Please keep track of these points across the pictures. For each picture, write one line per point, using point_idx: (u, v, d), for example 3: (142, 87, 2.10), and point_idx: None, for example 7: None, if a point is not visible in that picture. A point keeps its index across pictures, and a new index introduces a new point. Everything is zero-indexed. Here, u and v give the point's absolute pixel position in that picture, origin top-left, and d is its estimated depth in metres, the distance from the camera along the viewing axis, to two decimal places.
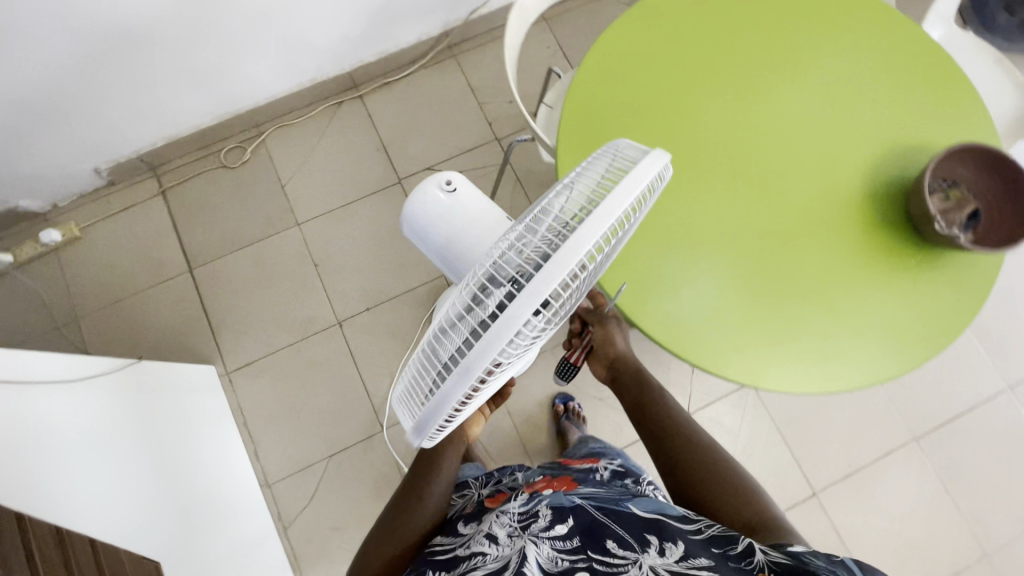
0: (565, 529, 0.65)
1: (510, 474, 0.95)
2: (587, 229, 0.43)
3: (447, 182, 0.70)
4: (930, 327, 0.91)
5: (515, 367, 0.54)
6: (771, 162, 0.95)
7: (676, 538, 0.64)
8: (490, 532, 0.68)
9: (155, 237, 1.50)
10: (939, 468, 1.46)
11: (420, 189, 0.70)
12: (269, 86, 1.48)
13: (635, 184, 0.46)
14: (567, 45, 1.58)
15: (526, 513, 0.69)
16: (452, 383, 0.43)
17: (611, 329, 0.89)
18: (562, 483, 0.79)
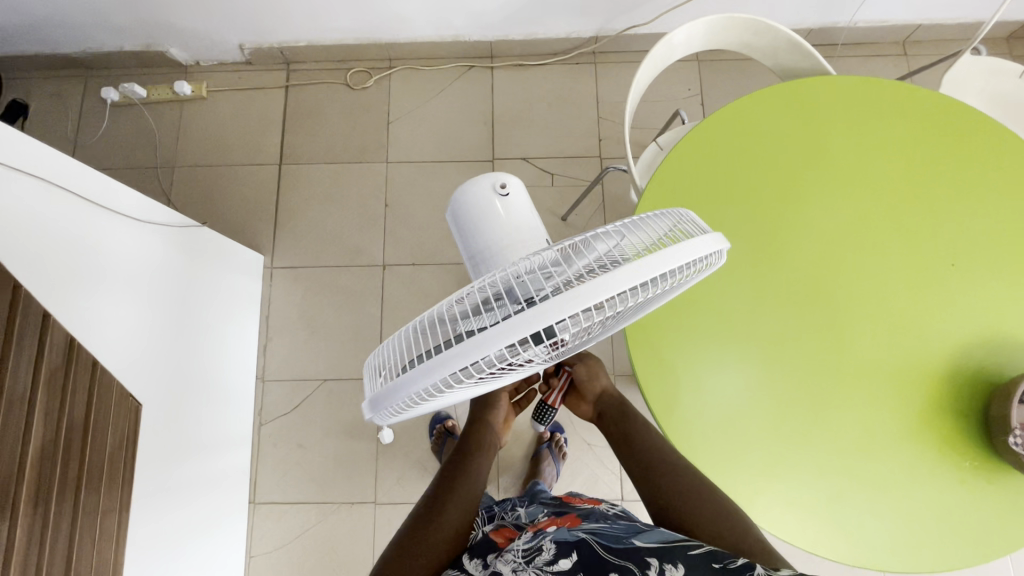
0: (568, 563, 0.65)
1: (512, 512, 0.95)
2: (606, 285, 0.40)
3: (500, 184, 0.68)
4: (957, 536, 0.80)
5: (498, 384, 0.52)
6: (854, 291, 0.87)
7: (677, 558, 0.61)
8: (494, 568, 0.68)
9: (264, 123, 1.60)
10: None
11: (474, 182, 0.69)
12: (414, 28, 1.52)
13: (679, 255, 0.43)
14: (708, 94, 1.51)
15: (530, 548, 0.69)
16: (419, 373, 0.42)
17: (594, 365, 0.88)
18: (567, 519, 0.78)
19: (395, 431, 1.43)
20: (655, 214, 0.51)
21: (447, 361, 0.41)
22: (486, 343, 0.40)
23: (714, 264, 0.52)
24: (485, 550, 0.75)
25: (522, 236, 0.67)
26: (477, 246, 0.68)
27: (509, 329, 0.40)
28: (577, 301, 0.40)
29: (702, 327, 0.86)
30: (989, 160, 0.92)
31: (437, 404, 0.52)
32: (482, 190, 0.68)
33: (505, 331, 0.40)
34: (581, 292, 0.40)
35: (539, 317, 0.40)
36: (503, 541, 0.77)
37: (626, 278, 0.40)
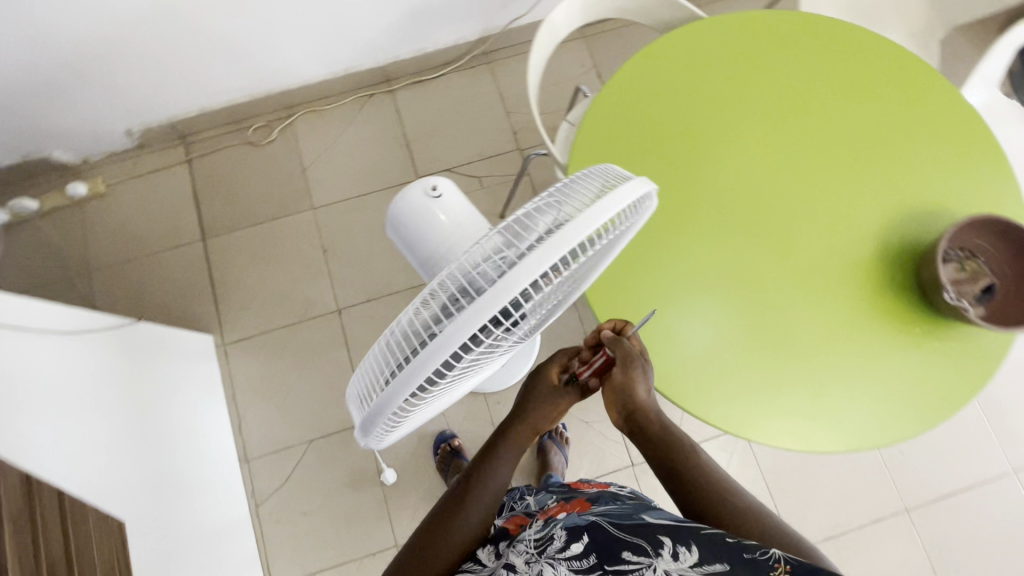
0: (581, 548, 0.65)
1: (522, 498, 0.95)
2: (551, 247, 0.42)
3: (432, 186, 0.70)
4: (928, 397, 0.87)
5: (479, 374, 0.53)
6: (780, 206, 0.93)
7: (690, 538, 0.61)
8: (507, 561, 0.68)
9: (175, 203, 1.54)
10: (927, 544, 1.38)
11: (405, 192, 0.70)
12: (303, 71, 1.51)
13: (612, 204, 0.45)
14: (601, 65, 1.58)
15: (542, 538, 0.70)
16: (398, 383, 0.43)
17: (633, 375, 0.68)
18: (576, 503, 0.79)
19: (396, 469, 1.40)
20: (581, 175, 0.53)
21: (422, 363, 0.41)
22: (454, 334, 0.41)
23: (647, 206, 0.55)
24: (498, 542, 0.76)
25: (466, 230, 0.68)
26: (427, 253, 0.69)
27: (474, 313, 0.41)
28: (528, 270, 0.41)
29: (658, 277, 0.89)
30: (857, 60, 1.01)
31: (426, 410, 0.53)
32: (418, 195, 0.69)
33: (469, 318, 0.41)
34: (529, 261, 0.41)
35: (497, 295, 0.41)
36: (515, 529, 0.78)
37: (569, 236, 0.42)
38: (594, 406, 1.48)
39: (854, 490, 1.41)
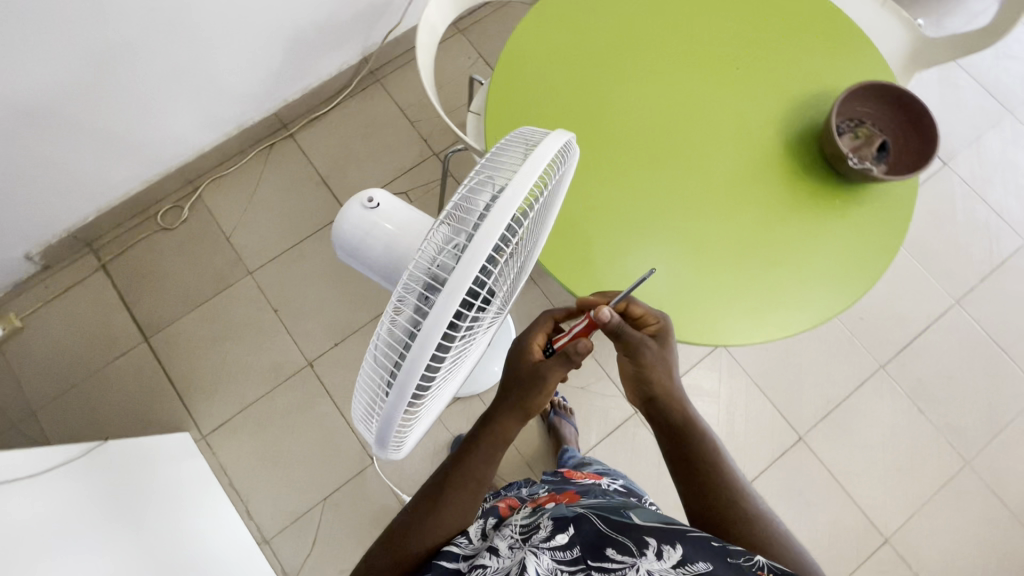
0: (566, 539, 0.65)
1: (516, 487, 0.98)
2: (492, 221, 0.43)
3: (368, 198, 0.68)
4: (867, 258, 0.95)
5: (469, 355, 0.56)
6: (688, 130, 0.99)
7: (674, 538, 0.61)
8: (492, 544, 0.68)
9: (104, 312, 1.45)
10: (908, 389, 1.51)
11: (344, 212, 0.69)
12: (195, 140, 1.46)
13: (536, 165, 0.46)
14: (486, 53, 1.61)
15: (529, 526, 0.70)
16: (395, 394, 0.44)
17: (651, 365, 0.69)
18: (565, 496, 0.81)
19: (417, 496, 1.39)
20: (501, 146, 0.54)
21: (411, 369, 0.43)
22: (430, 333, 0.42)
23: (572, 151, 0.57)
24: (488, 517, 0.79)
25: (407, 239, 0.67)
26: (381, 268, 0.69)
27: (442, 308, 0.42)
28: (478, 251, 0.42)
29: (603, 230, 0.93)
30: None
31: (429, 409, 0.55)
32: (356, 214, 0.68)
33: (440, 313, 0.42)
34: (477, 242, 0.42)
35: (457, 284, 0.42)
36: (504, 510, 0.81)
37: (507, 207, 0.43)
38: (584, 372, 1.52)
39: (834, 364, 1.51)
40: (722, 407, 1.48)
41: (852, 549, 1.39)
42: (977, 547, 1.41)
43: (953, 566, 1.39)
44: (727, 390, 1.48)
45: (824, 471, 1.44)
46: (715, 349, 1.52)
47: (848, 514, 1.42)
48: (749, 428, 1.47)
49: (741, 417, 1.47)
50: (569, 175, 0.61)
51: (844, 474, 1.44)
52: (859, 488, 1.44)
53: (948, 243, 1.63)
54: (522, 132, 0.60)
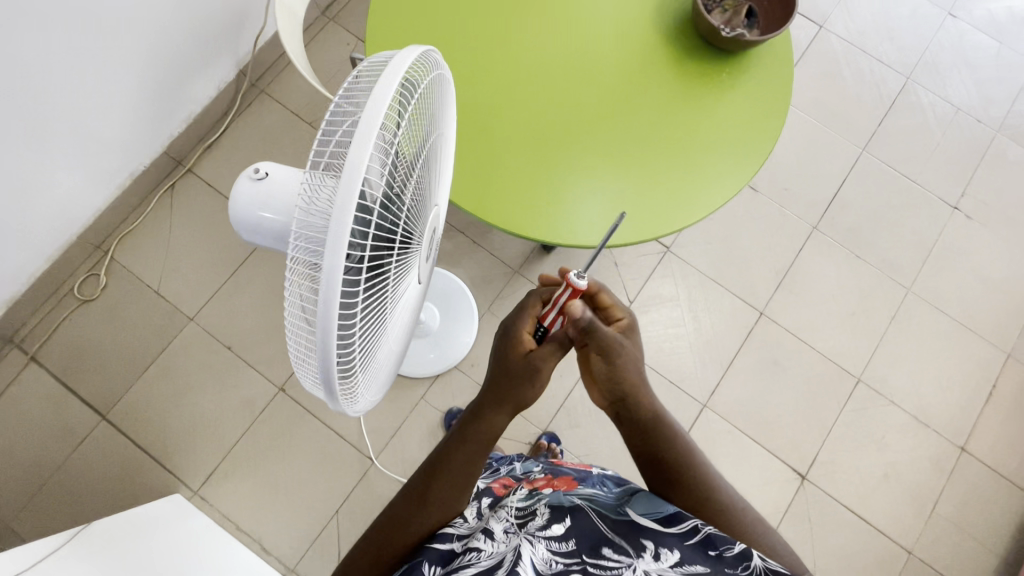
0: (561, 529, 0.67)
1: (508, 462, 1.02)
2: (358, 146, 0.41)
3: (256, 176, 0.50)
4: (763, 122, 1.01)
5: (396, 293, 0.55)
6: (569, 46, 1.00)
7: (671, 543, 0.61)
8: (488, 527, 0.72)
9: (50, 404, 1.37)
10: (843, 241, 1.61)
11: (234, 203, 0.51)
12: (86, 201, 1.37)
13: (392, 82, 0.44)
14: (362, 34, 1.58)
15: (525, 511, 0.74)
16: (321, 347, 0.45)
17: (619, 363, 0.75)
18: (563, 481, 0.82)
19: None
20: (360, 68, 0.50)
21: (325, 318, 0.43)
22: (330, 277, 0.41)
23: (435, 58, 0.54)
24: (481, 496, 0.86)
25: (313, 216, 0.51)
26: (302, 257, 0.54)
27: (332, 250, 0.41)
28: (350, 182, 0.40)
29: (516, 161, 0.93)
30: None
31: (374, 354, 0.55)
32: (252, 200, 0.51)
33: (332, 254, 0.41)
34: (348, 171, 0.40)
35: (339, 223, 0.41)
36: (499, 489, 0.88)
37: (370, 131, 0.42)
38: None
39: (772, 238, 1.60)
40: (684, 308, 1.54)
41: (832, 396, 1.50)
42: (936, 360, 1.54)
43: (921, 382, 1.52)
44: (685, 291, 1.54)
45: (790, 336, 1.53)
46: (664, 257, 1.57)
47: (821, 367, 1.52)
48: (714, 319, 1.54)
49: (704, 311, 1.54)
50: (446, 87, 0.59)
51: (808, 332, 1.54)
52: (824, 340, 1.54)
53: (841, 99, 1.72)
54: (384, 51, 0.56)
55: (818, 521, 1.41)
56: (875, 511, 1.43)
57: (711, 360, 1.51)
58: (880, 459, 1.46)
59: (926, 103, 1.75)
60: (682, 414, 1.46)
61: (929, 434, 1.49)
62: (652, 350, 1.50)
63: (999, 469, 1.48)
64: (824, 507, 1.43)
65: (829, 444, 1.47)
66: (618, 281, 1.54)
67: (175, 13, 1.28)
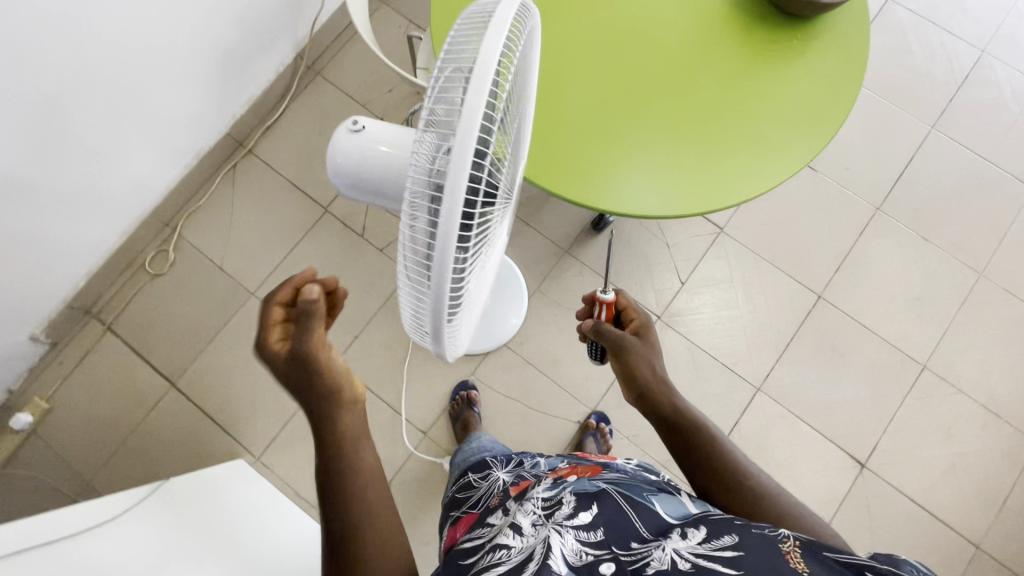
0: (589, 517, 0.62)
1: (532, 459, 0.95)
2: (474, 95, 0.41)
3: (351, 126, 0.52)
4: (834, 92, 0.97)
5: (490, 248, 0.56)
6: (633, 14, 0.99)
7: (699, 522, 0.58)
8: (513, 522, 0.63)
9: (124, 371, 1.45)
10: (908, 222, 1.54)
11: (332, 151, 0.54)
12: (157, 178, 1.44)
13: (500, 31, 0.43)
14: (415, 16, 1.60)
15: (551, 500, 0.67)
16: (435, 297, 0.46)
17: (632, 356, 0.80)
18: (587, 469, 0.78)
19: None
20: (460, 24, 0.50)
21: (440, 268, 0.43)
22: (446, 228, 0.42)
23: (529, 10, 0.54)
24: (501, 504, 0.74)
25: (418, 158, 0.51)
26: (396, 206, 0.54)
27: (449, 199, 0.41)
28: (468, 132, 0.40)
29: (578, 128, 0.92)
30: None
31: (469, 307, 0.57)
32: (351, 151, 0.52)
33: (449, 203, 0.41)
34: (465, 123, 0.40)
35: (457, 177, 0.41)
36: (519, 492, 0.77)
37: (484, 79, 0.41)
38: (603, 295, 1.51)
39: (833, 219, 1.54)
40: (738, 290, 1.51)
41: (896, 384, 1.44)
42: (1010, 349, 1.46)
43: (993, 372, 1.44)
44: (738, 272, 1.51)
45: (849, 320, 1.48)
46: (717, 238, 1.54)
47: (882, 352, 1.46)
48: (769, 301, 1.50)
49: (758, 293, 1.50)
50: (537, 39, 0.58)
51: (869, 316, 1.48)
52: (887, 325, 1.48)
53: (909, 74, 1.64)
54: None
55: (878, 511, 1.37)
56: (941, 503, 1.37)
57: (766, 344, 1.47)
58: (947, 450, 1.40)
59: (1003, 78, 1.64)
60: (735, 398, 1.44)
61: (1001, 426, 1.41)
62: (704, 333, 1.48)
63: None
64: (884, 497, 1.38)
65: (891, 433, 1.41)
66: (669, 262, 1.52)
67: None
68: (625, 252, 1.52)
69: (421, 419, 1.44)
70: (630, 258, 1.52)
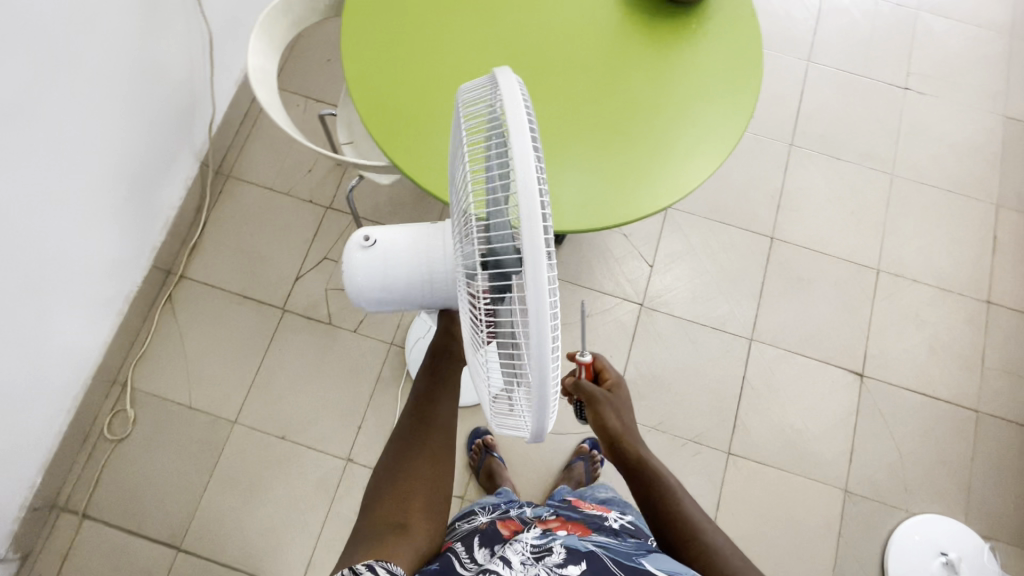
0: (577, 570, 0.65)
1: (518, 507, 0.99)
2: (521, 159, 0.43)
3: (363, 237, 0.68)
4: (745, 63, 1.04)
5: None
6: (547, 38, 1.03)
7: None
8: (503, 555, 0.69)
9: (117, 555, 1.29)
10: (819, 149, 1.68)
11: (347, 259, 0.69)
12: (91, 337, 1.30)
13: (516, 99, 0.47)
14: (312, 91, 1.55)
15: (540, 546, 0.70)
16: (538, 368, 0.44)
17: (602, 412, 0.81)
18: (576, 526, 0.81)
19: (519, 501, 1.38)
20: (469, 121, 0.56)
21: (539, 335, 0.43)
22: (537, 293, 0.42)
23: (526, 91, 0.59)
24: (490, 541, 0.80)
25: (419, 260, 0.67)
26: (406, 293, 0.69)
27: (532, 266, 0.42)
28: (529, 200, 0.42)
29: None
30: None
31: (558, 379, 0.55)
32: (368, 261, 0.68)
33: (533, 271, 0.42)
34: (524, 187, 0.42)
35: (533, 237, 0.42)
36: (507, 533, 0.82)
37: (525, 149, 0.44)
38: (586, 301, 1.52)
39: (758, 167, 1.66)
40: (702, 257, 1.58)
41: (861, 293, 1.56)
42: (939, 231, 1.62)
43: (933, 255, 1.60)
44: (695, 240, 1.59)
45: (803, 250, 1.59)
46: (667, 215, 1.60)
47: (840, 269, 1.58)
48: (732, 257, 1.58)
49: (719, 253, 1.58)
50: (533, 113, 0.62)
51: (819, 241, 1.60)
52: (835, 244, 1.60)
53: (774, 21, 1.80)
54: (465, 87, 0.58)
55: (888, 411, 1.48)
56: (935, 384, 1.50)
57: (743, 296, 1.55)
58: (922, 336, 1.53)
59: (850, 4, 1.84)
60: (734, 355, 1.50)
61: (956, 299, 1.57)
62: (685, 305, 1.54)
63: None
64: (888, 397, 1.49)
65: (873, 337, 1.53)
66: (632, 250, 1.57)
67: (131, 121, 1.23)
68: (590, 255, 1.56)
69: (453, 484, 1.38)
70: (597, 259, 1.56)
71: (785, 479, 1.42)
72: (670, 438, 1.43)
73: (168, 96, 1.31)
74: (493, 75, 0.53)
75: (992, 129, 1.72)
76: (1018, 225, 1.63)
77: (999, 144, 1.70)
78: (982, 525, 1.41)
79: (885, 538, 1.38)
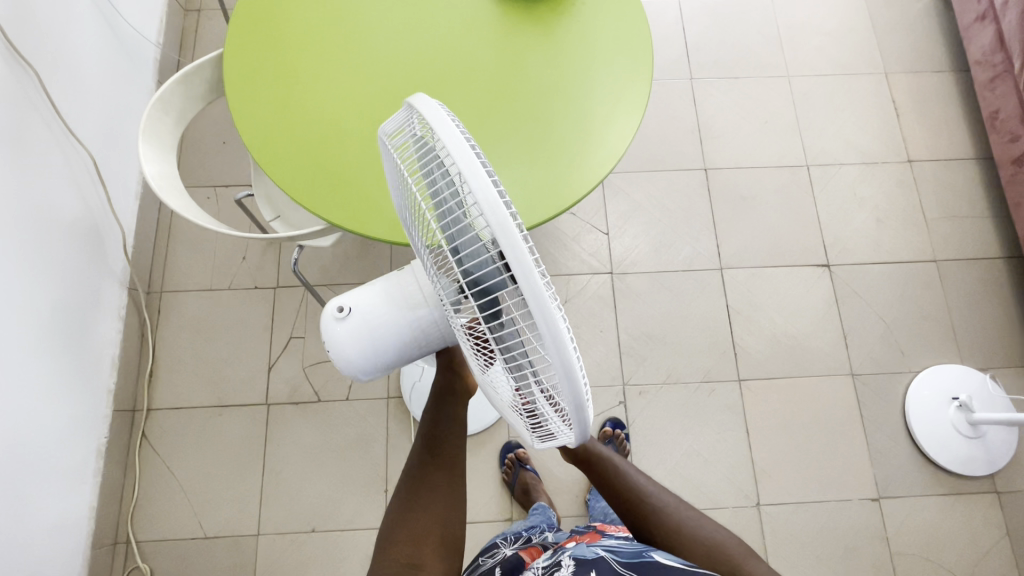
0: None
1: (539, 534, 1.04)
2: (471, 172, 0.42)
3: (336, 309, 0.67)
4: (627, 27, 1.07)
5: None
6: (434, 56, 1.02)
7: None
8: None
9: None
10: (718, 75, 1.75)
11: (327, 334, 0.68)
12: (74, 506, 1.21)
13: (440, 119, 0.46)
14: (218, 180, 1.49)
15: (550, 565, 0.75)
16: (563, 369, 0.43)
17: None
18: (587, 539, 0.84)
19: (566, 499, 1.37)
20: (402, 157, 0.55)
21: (555, 340, 0.42)
22: (537, 296, 0.41)
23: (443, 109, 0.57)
24: (510, 568, 0.84)
25: (399, 316, 0.66)
26: (397, 351, 0.68)
27: (520, 265, 0.40)
28: (496, 210, 0.41)
29: None
30: None
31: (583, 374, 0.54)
32: (349, 331, 0.67)
33: (520, 264, 0.41)
34: (485, 198, 0.41)
35: (511, 243, 0.41)
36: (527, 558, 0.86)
37: (471, 162, 0.43)
38: (559, 289, 1.52)
39: (669, 110, 1.71)
40: (650, 209, 1.61)
41: (801, 191, 1.64)
42: (846, 114, 1.72)
43: (850, 136, 1.69)
44: (637, 197, 1.62)
45: (737, 171, 1.65)
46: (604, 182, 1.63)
47: (776, 176, 1.65)
48: (676, 199, 1.62)
49: (664, 200, 1.62)
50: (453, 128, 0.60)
51: (747, 158, 1.67)
52: (762, 155, 1.67)
53: None
54: (385, 126, 0.58)
55: (862, 289, 1.55)
56: (893, 250, 1.59)
57: (699, 231, 1.59)
58: (867, 211, 1.62)
59: None
60: (712, 288, 1.54)
61: (883, 168, 1.67)
62: (652, 258, 1.56)
63: (944, 156, 1.68)
64: (858, 276, 1.56)
65: (826, 228, 1.61)
66: (583, 225, 1.58)
67: (41, 276, 1.14)
68: (547, 243, 1.56)
69: (496, 511, 1.35)
70: (555, 245, 1.56)
71: (797, 384, 1.47)
72: (682, 387, 1.46)
73: (70, 235, 1.23)
74: (408, 105, 0.52)
75: (857, 7, 1.84)
76: (910, 84, 1.75)
77: (868, 19, 1.82)
78: (978, 359, 1.50)
79: (902, 402, 1.45)
